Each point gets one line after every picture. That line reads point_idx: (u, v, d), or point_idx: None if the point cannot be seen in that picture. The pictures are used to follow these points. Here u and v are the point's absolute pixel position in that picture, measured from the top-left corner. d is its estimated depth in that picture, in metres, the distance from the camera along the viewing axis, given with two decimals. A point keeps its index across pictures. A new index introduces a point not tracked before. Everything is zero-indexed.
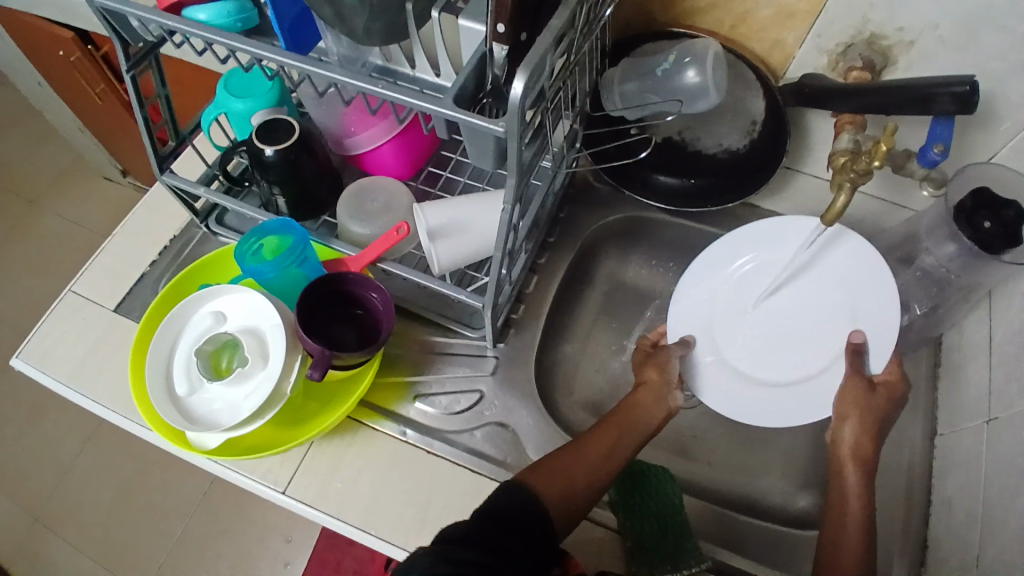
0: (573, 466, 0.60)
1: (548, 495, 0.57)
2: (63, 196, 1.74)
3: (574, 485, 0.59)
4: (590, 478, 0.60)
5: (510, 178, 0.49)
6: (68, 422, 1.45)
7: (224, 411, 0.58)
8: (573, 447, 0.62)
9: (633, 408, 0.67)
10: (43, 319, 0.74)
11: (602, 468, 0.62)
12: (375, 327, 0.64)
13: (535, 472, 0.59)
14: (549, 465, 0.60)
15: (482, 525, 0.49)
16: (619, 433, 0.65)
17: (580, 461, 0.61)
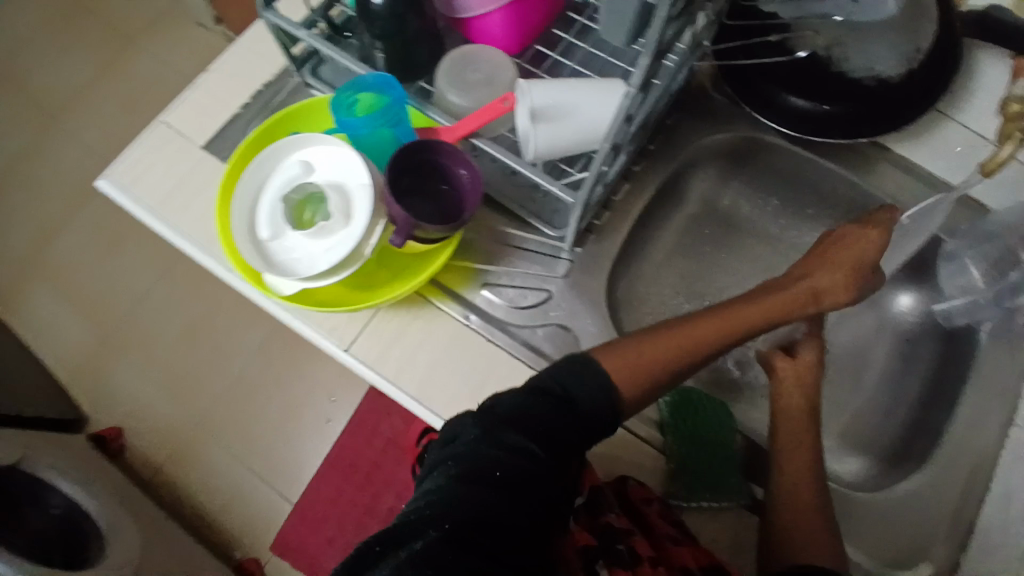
0: (662, 354, 0.60)
1: (631, 366, 0.58)
2: (157, 33, 1.74)
3: (658, 374, 0.59)
4: (673, 369, 0.60)
5: (643, 57, 0.44)
6: (143, 254, 1.53)
7: (303, 261, 0.59)
8: (671, 333, 0.61)
9: (771, 303, 0.64)
10: (136, 143, 0.75)
11: (694, 361, 0.62)
12: (459, 204, 0.62)
13: (618, 350, 0.59)
14: (633, 347, 0.59)
15: (546, 413, 0.51)
16: (739, 326, 0.62)
17: (672, 349, 0.61)
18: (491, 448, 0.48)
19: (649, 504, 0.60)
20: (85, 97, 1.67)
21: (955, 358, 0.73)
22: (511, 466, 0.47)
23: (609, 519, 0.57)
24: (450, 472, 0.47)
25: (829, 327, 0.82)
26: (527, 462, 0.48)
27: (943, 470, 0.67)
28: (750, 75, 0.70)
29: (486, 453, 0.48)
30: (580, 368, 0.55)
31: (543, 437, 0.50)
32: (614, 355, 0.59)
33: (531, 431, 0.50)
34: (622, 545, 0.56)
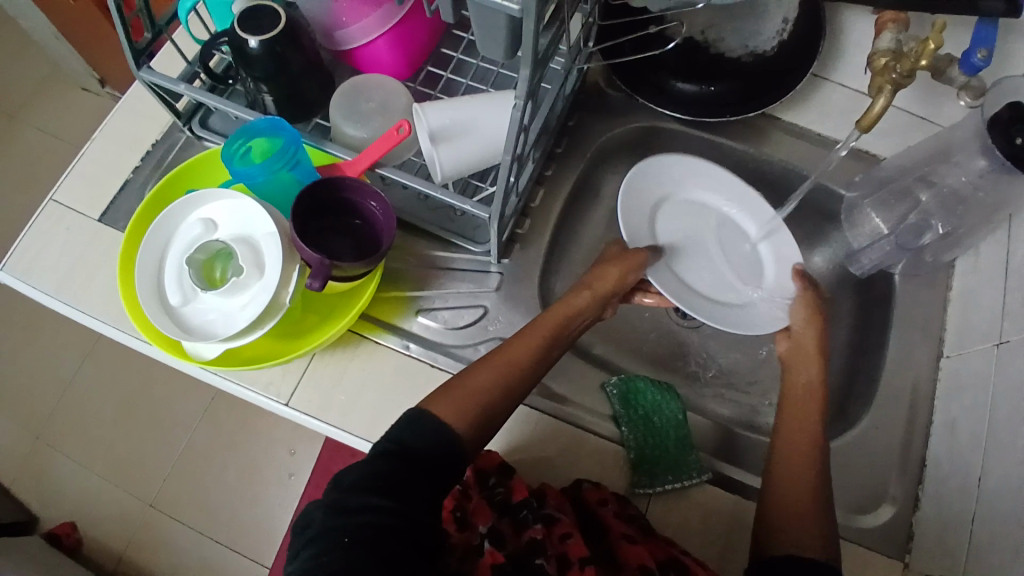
0: (489, 376, 0.57)
1: (454, 406, 0.54)
2: (40, 107, 1.67)
3: (489, 397, 0.56)
4: (507, 392, 0.58)
5: (523, 68, 0.45)
6: (61, 339, 1.44)
7: (221, 321, 0.56)
8: (490, 356, 0.59)
9: (562, 308, 0.65)
10: (27, 227, 0.71)
11: (521, 374, 0.59)
12: (376, 237, 0.61)
13: (448, 388, 0.56)
14: (454, 388, 0.56)
15: (401, 471, 0.49)
16: (546, 332, 0.62)
17: (497, 369, 0.58)
18: (343, 518, 0.46)
19: (605, 505, 0.61)
20: None
21: (876, 302, 0.77)
22: (364, 531, 0.45)
23: (532, 533, 0.58)
24: (308, 556, 0.45)
25: None
26: (374, 518, 0.46)
27: (883, 413, 0.70)
28: (640, 68, 0.74)
29: (340, 524, 0.46)
30: (420, 419, 0.52)
31: (392, 488, 0.48)
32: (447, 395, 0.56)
33: (376, 486, 0.47)
34: (546, 555, 0.56)
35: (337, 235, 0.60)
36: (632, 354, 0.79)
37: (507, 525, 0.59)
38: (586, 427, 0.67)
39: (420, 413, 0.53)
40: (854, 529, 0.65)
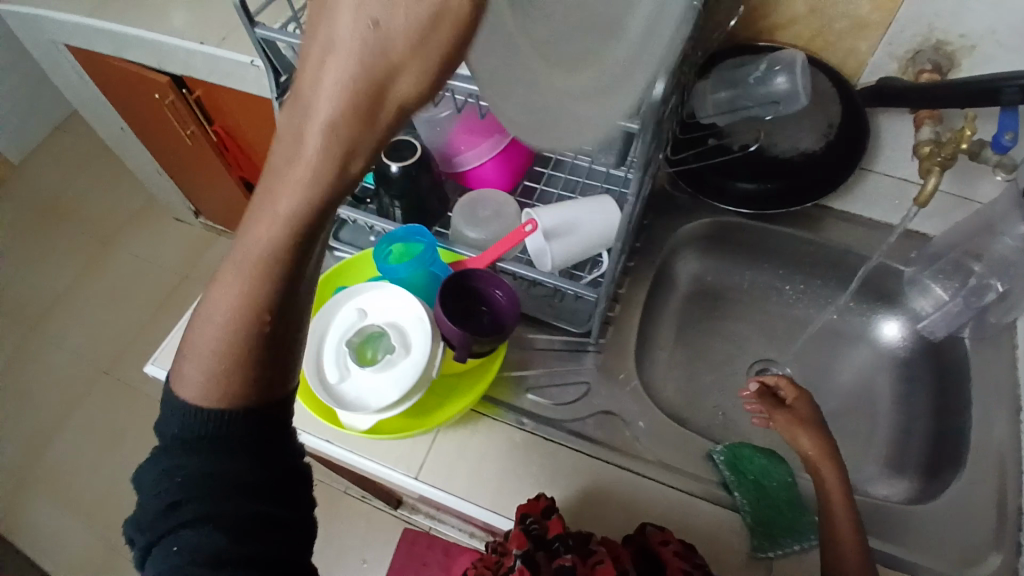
0: (229, 305, 0.36)
1: (209, 395, 0.38)
2: (137, 235, 1.88)
3: (250, 345, 0.37)
4: (275, 303, 0.36)
5: (635, 171, 0.56)
6: (147, 451, 1.55)
7: (373, 395, 0.63)
8: (224, 271, 0.36)
9: (285, 142, 0.30)
10: (179, 325, 0.81)
11: (273, 279, 0.35)
12: (499, 322, 0.68)
13: (187, 334, 0.38)
14: (194, 347, 0.38)
15: (239, 459, 0.38)
16: (283, 220, 0.32)
17: (235, 302, 0.36)
18: (170, 525, 0.37)
19: (667, 544, 0.62)
20: (73, 309, 1.76)
21: (948, 368, 0.83)
22: (201, 544, 0.36)
23: (561, 560, 0.58)
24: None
25: (833, 367, 0.93)
26: (215, 524, 0.37)
27: (973, 471, 0.73)
28: (707, 175, 0.84)
29: (166, 534, 0.37)
30: (169, 411, 0.39)
31: (259, 493, 0.39)
32: (189, 351, 0.38)
33: (241, 491, 0.38)
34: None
35: (456, 312, 0.68)
36: (721, 425, 0.86)
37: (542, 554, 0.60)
38: (703, 494, 0.71)
39: (176, 400, 0.39)
40: None
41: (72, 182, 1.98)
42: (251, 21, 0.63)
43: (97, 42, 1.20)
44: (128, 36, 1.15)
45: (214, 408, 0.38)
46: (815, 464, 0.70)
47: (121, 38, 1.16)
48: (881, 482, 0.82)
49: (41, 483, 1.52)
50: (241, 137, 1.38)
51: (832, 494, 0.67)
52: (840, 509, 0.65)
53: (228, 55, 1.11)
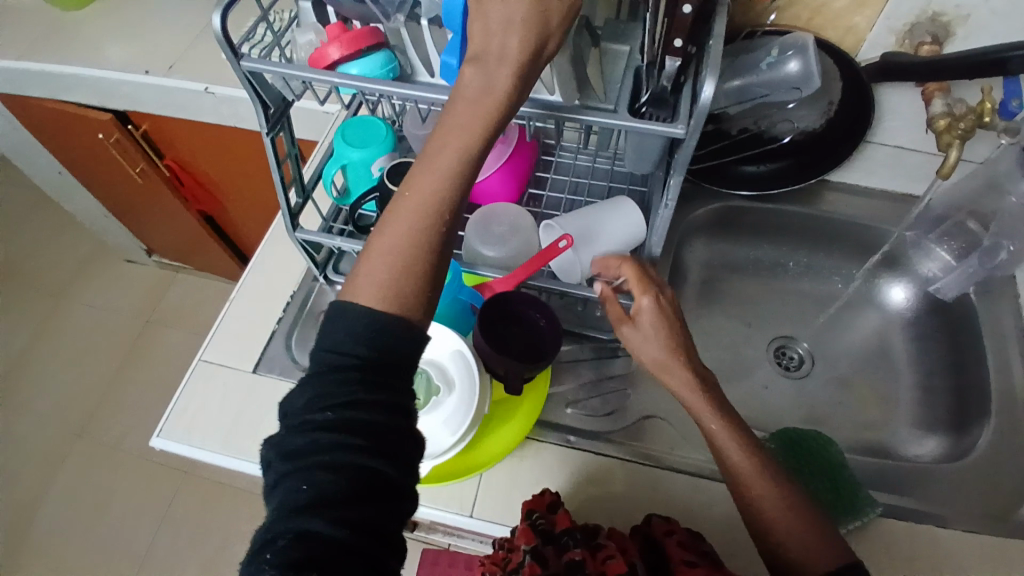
0: (417, 209, 0.45)
1: (387, 294, 0.43)
2: (92, 285, 1.80)
3: (426, 251, 0.45)
4: (456, 205, 0.47)
5: (675, 176, 0.54)
6: (138, 510, 1.48)
7: (424, 441, 0.60)
8: (408, 189, 0.46)
9: (468, 92, 0.47)
10: (180, 390, 0.74)
11: (457, 191, 0.47)
12: (540, 346, 0.65)
13: (370, 248, 0.45)
14: (375, 255, 0.45)
15: (384, 387, 0.41)
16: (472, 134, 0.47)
17: (420, 210, 0.45)
18: (297, 468, 0.39)
19: (672, 535, 0.59)
20: (32, 372, 1.67)
21: (957, 324, 0.86)
22: (323, 489, 0.38)
23: (571, 555, 0.54)
24: (272, 509, 0.39)
25: (843, 335, 0.95)
26: (344, 462, 0.39)
27: (1001, 420, 0.76)
28: (711, 163, 0.86)
29: (297, 467, 0.39)
30: (340, 313, 0.43)
31: (381, 446, 0.40)
32: (370, 260, 0.45)
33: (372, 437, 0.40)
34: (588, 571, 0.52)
35: (495, 336, 0.64)
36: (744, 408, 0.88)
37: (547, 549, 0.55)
38: None
39: (348, 304, 0.43)
40: (1015, 534, 0.69)
41: (10, 236, 1.87)
42: (236, 53, 0.57)
43: (28, 85, 1.11)
44: (64, 75, 1.06)
45: (396, 311, 0.43)
46: (660, 374, 0.61)
47: (57, 78, 1.07)
48: (912, 442, 0.85)
49: (27, 562, 1.44)
50: (197, 169, 1.30)
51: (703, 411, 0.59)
52: (727, 439, 0.57)
53: (180, 85, 1.03)
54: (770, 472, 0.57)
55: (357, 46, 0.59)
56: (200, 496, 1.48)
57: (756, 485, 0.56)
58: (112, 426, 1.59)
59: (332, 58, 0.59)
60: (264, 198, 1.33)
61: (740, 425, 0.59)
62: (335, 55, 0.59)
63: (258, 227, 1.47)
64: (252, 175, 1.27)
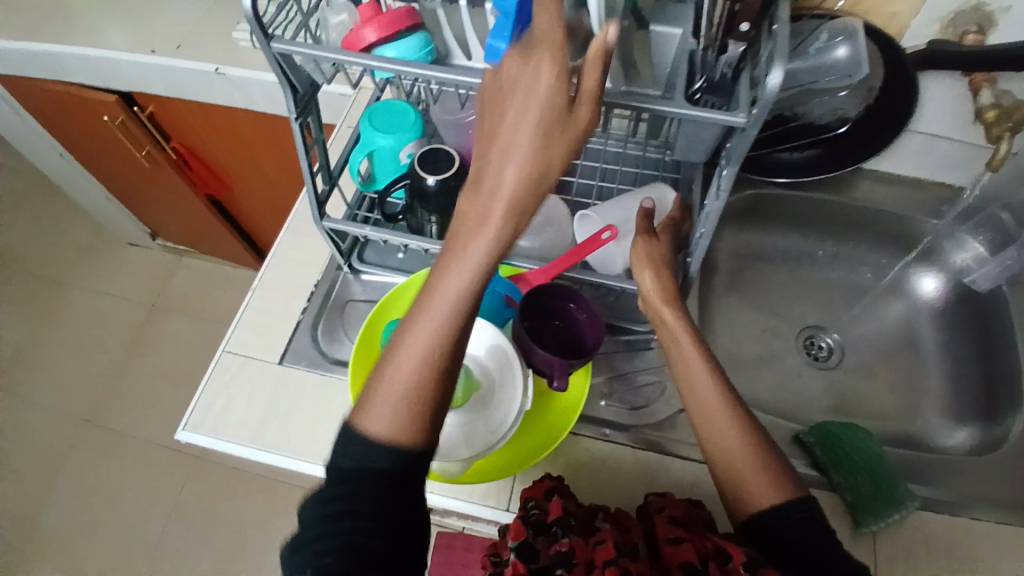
0: (418, 363, 0.46)
1: (399, 431, 0.45)
2: (94, 271, 1.77)
3: (433, 381, 0.46)
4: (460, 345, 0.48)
5: (729, 167, 0.52)
6: (149, 498, 1.47)
7: (464, 437, 0.58)
8: (414, 319, 0.47)
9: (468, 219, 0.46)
10: (205, 383, 0.73)
11: (462, 315, 0.47)
12: (579, 340, 0.64)
13: (378, 382, 0.47)
14: (383, 390, 0.46)
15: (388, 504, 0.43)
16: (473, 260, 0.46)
17: (425, 345, 0.46)
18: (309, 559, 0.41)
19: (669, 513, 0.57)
20: (36, 359, 1.65)
21: (990, 316, 0.85)
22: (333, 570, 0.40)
23: (558, 544, 0.51)
24: None
25: (870, 325, 0.95)
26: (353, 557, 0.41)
27: None
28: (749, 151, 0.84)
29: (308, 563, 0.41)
30: (349, 446, 0.45)
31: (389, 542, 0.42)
32: (377, 395, 0.46)
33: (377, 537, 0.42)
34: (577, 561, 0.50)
35: (532, 330, 0.63)
36: (774, 399, 0.87)
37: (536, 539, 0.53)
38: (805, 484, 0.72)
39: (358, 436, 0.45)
40: None
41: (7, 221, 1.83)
42: (266, 35, 0.53)
43: (30, 67, 1.07)
44: (68, 57, 1.02)
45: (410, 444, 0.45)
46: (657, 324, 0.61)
47: (61, 60, 1.04)
48: (940, 433, 0.85)
49: (39, 551, 1.43)
50: (205, 153, 1.26)
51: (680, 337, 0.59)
52: (704, 382, 0.56)
53: (189, 67, 0.99)
54: (740, 418, 0.55)
55: (392, 28, 0.56)
56: (212, 482, 1.48)
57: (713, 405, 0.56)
58: (120, 413, 1.57)
59: (368, 41, 0.56)
60: (275, 182, 1.30)
61: (718, 369, 0.57)
62: (371, 38, 0.56)
63: (267, 211, 1.44)
64: (263, 159, 1.23)
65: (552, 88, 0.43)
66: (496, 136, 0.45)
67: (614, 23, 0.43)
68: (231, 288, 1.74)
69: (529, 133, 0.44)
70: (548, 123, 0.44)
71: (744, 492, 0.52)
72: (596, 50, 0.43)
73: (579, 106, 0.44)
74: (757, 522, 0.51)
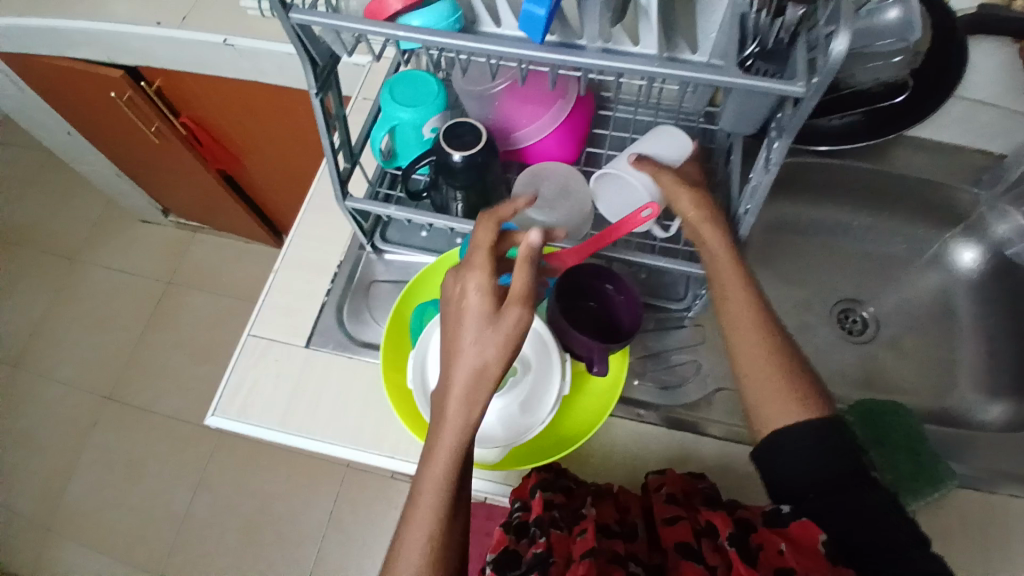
0: (424, 548, 0.49)
1: None
2: (107, 247, 1.76)
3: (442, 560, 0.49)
4: (446, 541, 0.49)
5: (781, 138, 0.49)
6: (173, 473, 1.49)
7: (500, 423, 0.58)
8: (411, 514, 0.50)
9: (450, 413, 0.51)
10: (232, 366, 0.71)
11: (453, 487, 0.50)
12: (613, 320, 0.62)
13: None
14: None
15: None
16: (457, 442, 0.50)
17: (424, 530, 0.49)
18: None
19: (661, 490, 0.61)
20: (54, 337, 1.66)
21: None
22: None
23: (537, 547, 0.53)
24: None
25: (905, 297, 0.92)
26: None
27: None
28: None
29: None
30: None
31: None
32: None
33: None
34: (558, 560, 0.52)
35: (567, 311, 0.61)
36: None
37: (517, 543, 0.55)
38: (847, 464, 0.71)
39: None
40: None
41: (18, 198, 1.82)
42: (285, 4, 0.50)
43: (33, 42, 1.04)
44: (72, 31, 0.99)
45: None
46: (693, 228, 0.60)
47: (64, 34, 1.00)
48: (978, 407, 0.83)
49: (68, 525, 1.46)
50: (216, 127, 1.23)
51: (725, 274, 0.59)
52: (737, 300, 0.59)
53: (197, 38, 0.95)
54: (771, 337, 0.59)
55: None
56: (235, 456, 1.49)
57: (755, 340, 0.59)
58: (141, 389, 1.58)
59: (393, 9, 0.53)
60: (287, 156, 1.27)
61: (753, 287, 0.60)
62: (396, 7, 0.53)
63: (280, 186, 1.41)
64: (274, 134, 1.20)
65: (481, 298, 0.52)
66: (456, 344, 0.51)
67: (534, 229, 0.52)
68: (245, 263, 1.72)
69: (489, 335, 0.50)
70: (482, 325, 0.51)
71: (772, 407, 0.57)
72: (519, 258, 0.51)
73: (508, 306, 0.50)
74: (782, 436, 0.55)
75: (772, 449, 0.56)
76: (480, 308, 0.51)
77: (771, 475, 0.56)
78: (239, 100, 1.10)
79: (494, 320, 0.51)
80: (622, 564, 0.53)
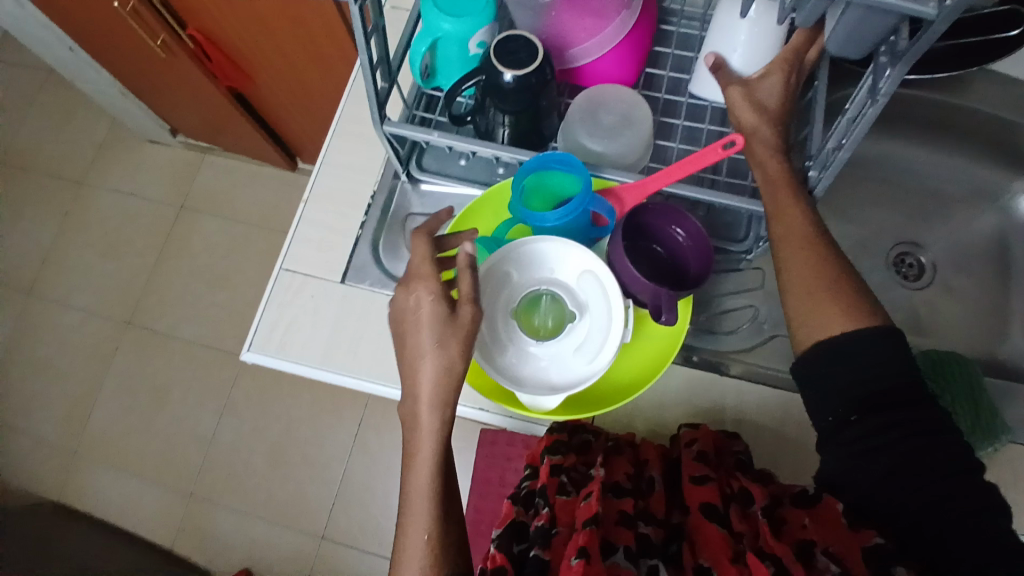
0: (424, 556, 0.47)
1: None
2: (113, 170, 1.69)
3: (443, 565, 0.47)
4: (446, 540, 0.48)
5: (895, 65, 0.43)
6: (196, 399, 1.50)
7: (555, 368, 0.55)
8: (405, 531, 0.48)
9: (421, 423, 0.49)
10: (266, 302, 0.68)
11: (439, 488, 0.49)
12: (679, 266, 0.58)
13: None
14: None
15: None
16: (431, 444, 0.48)
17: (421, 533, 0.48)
18: None
19: (692, 446, 0.59)
20: (68, 263, 1.63)
21: None
22: None
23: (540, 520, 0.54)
24: None
25: (966, 238, 0.87)
26: None
27: None
28: None
29: None
30: None
31: None
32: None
33: None
34: (559, 529, 0.53)
35: (631, 252, 0.58)
36: None
37: (525, 520, 0.57)
38: None
39: None
40: None
41: (19, 117, 1.74)
42: None
43: None
44: None
45: None
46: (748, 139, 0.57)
47: None
48: None
49: (96, 447, 1.49)
50: (226, 43, 1.14)
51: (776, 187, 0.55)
52: (791, 216, 0.54)
53: None
54: (823, 259, 0.55)
55: None
56: (256, 383, 1.49)
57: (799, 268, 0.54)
58: (158, 316, 1.57)
59: None
60: (303, 74, 1.19)
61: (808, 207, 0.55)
62: None
63: (294, 106, 1.33)
64: (288, 48, 1.11)
65: (428, 309, 0.49)
66: (413, 355, 0.49)
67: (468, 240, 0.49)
68: (259, 187, 1.66)
69: (446, 342, 0.48)
70: (435, 333, 0.48)
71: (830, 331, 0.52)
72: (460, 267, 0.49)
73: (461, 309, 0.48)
74: (840, 344, 0.51)
75: (826, 357, 0.51)
76: (430, 316, 0.49)
77: (818, 384, 0.52)
78: (253, 10, 1.01)
79: (445, 329, 0.48)
80: (629, 527, 0.53)
